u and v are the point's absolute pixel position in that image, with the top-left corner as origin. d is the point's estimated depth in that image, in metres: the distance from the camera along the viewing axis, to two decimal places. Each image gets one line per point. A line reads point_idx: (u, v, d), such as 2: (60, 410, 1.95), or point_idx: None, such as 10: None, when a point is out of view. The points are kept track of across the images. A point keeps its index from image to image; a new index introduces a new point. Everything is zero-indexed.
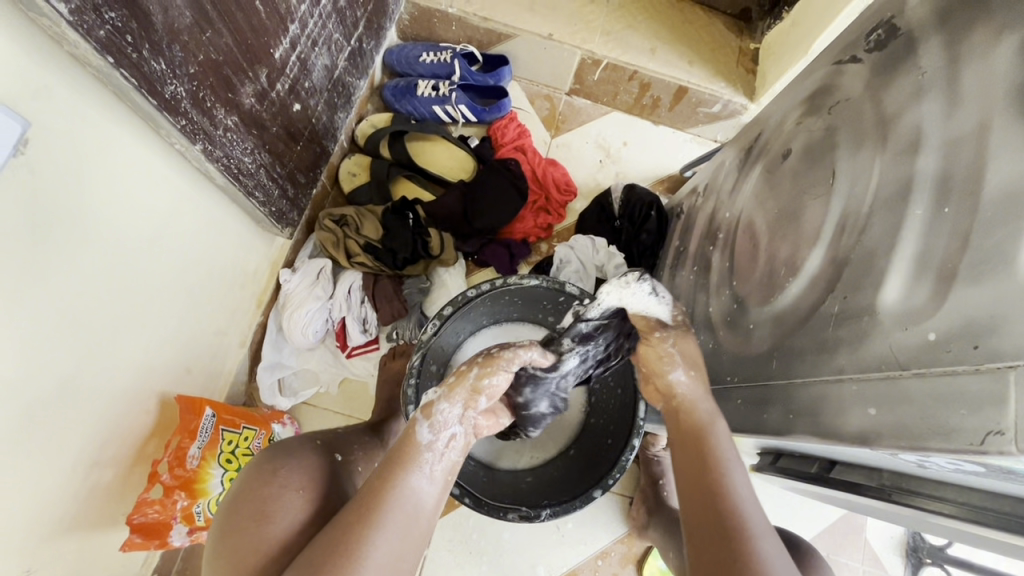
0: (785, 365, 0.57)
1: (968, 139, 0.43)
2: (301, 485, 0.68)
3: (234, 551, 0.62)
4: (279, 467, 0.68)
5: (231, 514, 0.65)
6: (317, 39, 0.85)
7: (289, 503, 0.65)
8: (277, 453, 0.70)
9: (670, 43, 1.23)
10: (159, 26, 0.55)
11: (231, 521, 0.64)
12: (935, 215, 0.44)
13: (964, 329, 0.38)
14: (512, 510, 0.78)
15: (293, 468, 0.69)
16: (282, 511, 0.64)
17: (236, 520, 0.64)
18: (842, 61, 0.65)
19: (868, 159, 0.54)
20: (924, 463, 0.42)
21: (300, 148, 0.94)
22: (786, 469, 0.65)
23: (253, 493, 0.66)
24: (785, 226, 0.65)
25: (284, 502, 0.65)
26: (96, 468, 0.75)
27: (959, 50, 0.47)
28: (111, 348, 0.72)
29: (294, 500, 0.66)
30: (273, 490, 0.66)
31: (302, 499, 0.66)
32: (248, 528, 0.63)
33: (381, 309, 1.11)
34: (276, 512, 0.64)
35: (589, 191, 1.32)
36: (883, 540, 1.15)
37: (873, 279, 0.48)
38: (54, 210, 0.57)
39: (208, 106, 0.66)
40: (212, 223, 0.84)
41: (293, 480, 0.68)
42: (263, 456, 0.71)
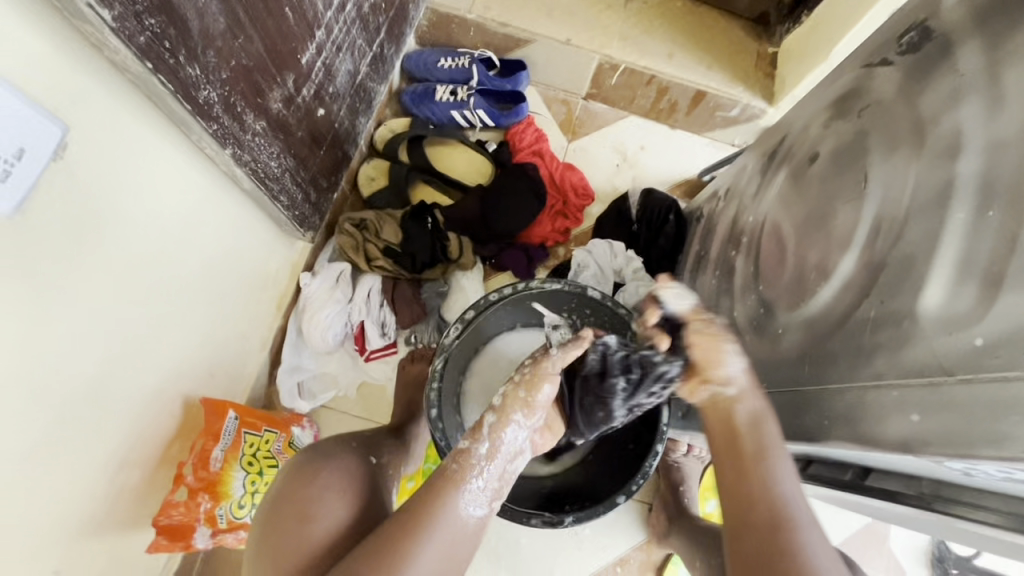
0: (817, 371, 0.56)
1: (1013, 142, 0.42)
2: (342, 486, 0.68)
3: (278, 551, 0.62)
4: (322, 469, 0.69)
5: (276, 513, 0.65)
6: (342, 44, 0.86)
7: (331, 506, 0.65)
8: (318, 455, 0.71)
9: (688, 48, 1.23)
10: (195, 32, 0.56)
11: (274, 520, 0.64)
12: (978, 218, 0.43)
13: (1013, 334, 0.38)
14: (536, 516, 0.78)
15: (333, 470, 0.69)
16: (323, 511, 0.65)
17: (280, 519, 0.64)
18: (872, 64, 0.65)
19: (903, 163, 0.53)
20: (971, 471, 0.41)
21: (323, 152, 0.95)
22: (818, 476, 0.63)
23: (296, 492, 0.66)
24: (816, 230, 0.64)
25: (326, 503, 0.65)
26: (123, 470, 0.75)
27: (1001, 53, 0.46)
28: (140, 351, 0.72)
29: (336, 500, 0.66)
30: (315, 490, 0.66)
31: (343, 500, 0.67)
32: (290, 528, 0.63)
33: (400, 313, 1.12)
34: (318, 513, 0.64)
35: (606, 196, 1.32)
36: (910, 553, 1.13)
37: (912, 283, 0.47)
38: (89, 214, 0.58)
39: (239, 110, 0.67)
40: (238, 227, 0.85)
41: (335, 481, 0.68)
42: (303, 459, 0.71)
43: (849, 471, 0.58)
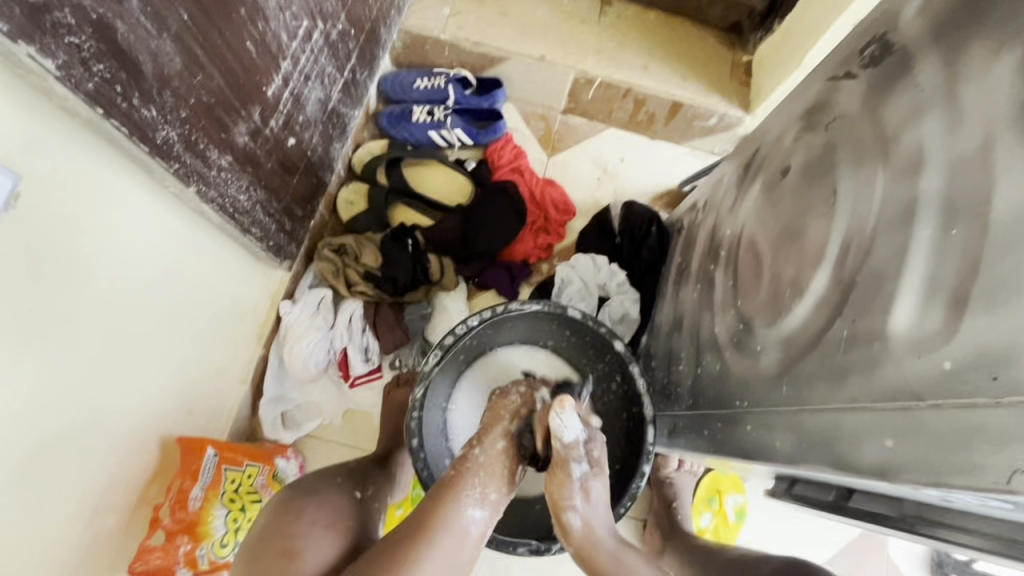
0: (795, 391, 0.55)
1: (971, 160, 0.42)
2: (328, 522, 0.67)
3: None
4: (308, 505, 0.68)
5: (260, 551, 0.63)
6: (310, 73, 0.85)
7: (319, 542, 0.64)
8: (304, 492, 0.70)
9: (664, 60, 1.23)
10: (149, 73, 0.55)
11: (257, 561, 0.62)
12: (943, 237, 0.43)
13: (982, 358, 0.37)
14: (522, 544, 0.77)
15: (317, 507, 0.68)
16: (312, 547, 0.63)
17: (265, 559, 0.62)
18: (837, 77, 0.64)
19: (869, 179, 0.53)
20: (948, 496, 0.40)
21: (296, 180, 0.94)
22: (802, 497, 0.62)
23: (280, 530, 0.64)
24: (789, 246, 0.64)
25: (313, 540, 0.64)
26: (98, 517, 0.73)
27: (957, 68, 0.46)
28: (111, 394, 0.71)
29: (324, 537, 0.65)
30: (301, 527, 0.64)
31: (331, 535, 0.65)
32: (277, 566, 0.61)
33: (383, 337, 1.11)
34: (304, 550, 0.62)
35: (588, 210, 1.31)
36: (909, 558, 1.12)
37: (882, 302, 0.47)
38: (46, 261, 0.56)
39: (201, 147, 0.66)
40: (210, 260, 0.83)
41: (320, 518, 0.67)
42: (285, 496, 0.70)
43: (832, 492, 0.57)
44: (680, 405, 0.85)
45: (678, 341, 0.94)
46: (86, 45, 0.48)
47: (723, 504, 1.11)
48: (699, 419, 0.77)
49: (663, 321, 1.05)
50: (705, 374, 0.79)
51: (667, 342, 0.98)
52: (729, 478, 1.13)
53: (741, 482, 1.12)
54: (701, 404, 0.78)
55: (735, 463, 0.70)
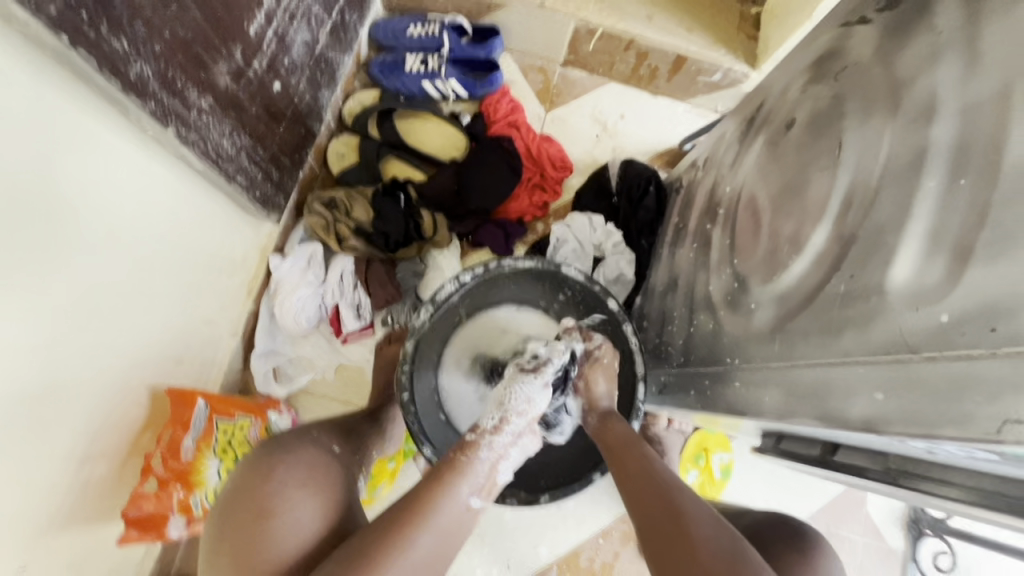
0: (788, 348, 0.55)
1: (988, 104, 0.40)
2: (306, 480, 0.66)
3: (241, 553, 0.59)
4: (281, 463, 0.67)
5: (234, 514, 0.62)
6: (295, 12, 0.80)
7: (296, 499, 0.64)
8: (274, 451, 0.69)
9: (669, 10, 1.18)
10: (117, 1, 0.52)
11: (234, 523, 0.62)
12: (951, 187, 0.41)
13: (981, 309, 0.36)
14: (512, 496, 0.79)
15: (289, 465, 0.67)
16: (287, 504, 0.63)
17: (240, 525, 0.61)
18: (850, 23, 0.61)
19: (878, 129, 0.51)
20: (934, 450, 0.40)
21: (283, 129, 0.90)
22: (788, 452, 0.63)
23: (253, 490, 0.64)
24: (790, 202, 0.62)
25: (287, 496, 0.63)
26: (87, 464, 0.74)
27: (979, 7, 0.43)
28: (98, 340, 0.70)
29: (298, 495, 0.64)
30: (276, 487, 0.64)
31: (308, 493, 0.65)
32: (252, 529, 0.61)
33: (374, 294, 1.09)
34: (279, 507, 0.62)
35: (585, 167, 1.28)
36: (884, 512, 1.15)
37: (883, 256, 0.46)
38: (17, 201, 0.54)
39: (179, 86, 0.63)
40: (191, 210, 0.81)
41: (298, 476, 0.66)
42: (258, 455, 0.69)
43: (818, 447, 0.57)
44: (670, 363, 0.86)
45: (671, 301, 0.93)
46: None
47: (709, 462, 1.14)
48: (690, 376, 0.77)
49: (657, 282, 1.04)
50: (698, 332, 0.78)
51: (661, 303, 0.98)
52: (717, 437, 1.15)
53: (728, 441, 1.15)
54: (692, 362, 0.77)
55: (722, 419, 0.71)
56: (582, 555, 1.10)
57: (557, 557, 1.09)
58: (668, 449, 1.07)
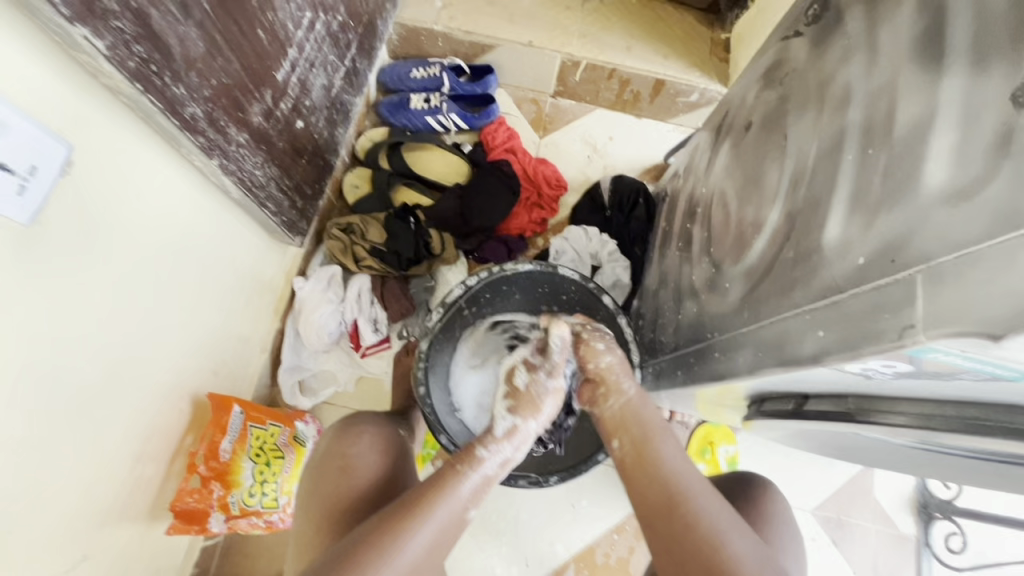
0: (755, 314, 0.62)
1: (885, 86, 0.49)
2: (380, 446, 0.80)
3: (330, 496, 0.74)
4: (363, 432, 0.81)
5: (327, 464, 0.77)
6: (314, 61, 0.93)
7: (365, 458, 0.78)
8: (361, 421, 0.83)
9: (645, 39, 1.31)
10: (177, 56, 0.63)
11: (324, 472, 0.77)
12: (863, 157, 0.49)
13: (885, 248, 0.43)
14: (522, 477, 0.84)
15: (370, 434, 0.81)
16: (364, 466, 0.77)
17: (330, 477, 0.76)
18: (789, 37, 0.71)
19: (812, 118, 0.60)
20: (867, 373, 0.46)
21: (305, 162, 1.02)
22: (770, 412, 0.68)
23: (339, 451, 0.78)
24: (752, 191, 0.71)
25: (367, 458, 0.78)
26: (139, 462, 0.82)
27: (878, 13, 0.53)
28: (149, 347, 0.79)
29: (375, 458, 0.78)
30: (356, 449, 0.78)
31: (378, 456, 0.79)
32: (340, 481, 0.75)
33: (390, 308, 1.18)
34: (358, 467, 0.76)
35: (579, 186, 1.39)
36: (892, 497, 1.18)
37: (819, 222, 0.54)
38: (89, 221, 0.64)
39: (222, 124, 0.74)
40: (230, 235, 0.92)
41: (371, 443, 0.80)
42: (347, 423, 0.83)
43: (792, 401, 0.63)
44: (665, 351, 0.92)
45: (663, 296, 1.01)
46: (129, 29, 0.55)
47: (714, 454, 1.18)
48: (681, 358, 0.84)
49: (650, 282, 1.12)
50: (685, 318, 0.86)
51: (656, 300, 1.05)
52: (722, 430, 1.20)
53: (733, 434, 1.19)
54: (682, 346, 0.84)
55: (712, 392, 0.76)
56: (598, 551, 1.13)
57: (574, 553, 1.13)
58: None
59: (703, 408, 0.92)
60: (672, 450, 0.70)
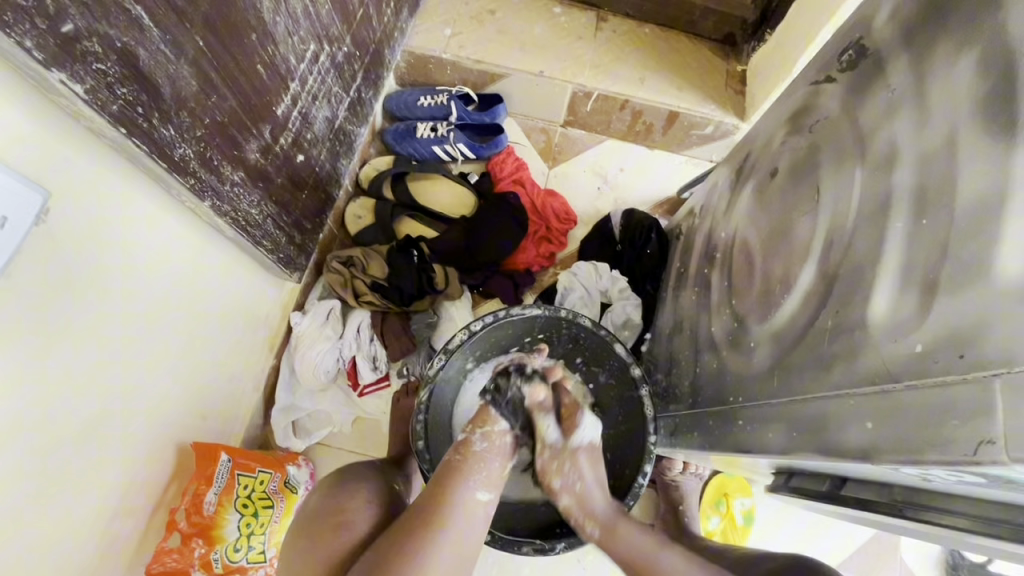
0: (786, 384, 0.57)
1: (940, 150, 0.44)
2: (376, 500, 0.74)
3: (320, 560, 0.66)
4: (359, 487, 0.75)
5: (316, 522, 0.69)
6: (318, 93, 0.90)
7: (360, 514, 0.71)
8: (354, 475, 0.77)
9: (658, 71, 1.27)
10: (167, 96, 0.60)
11: (313, 528, 0.69)
12: (915, 227, 0.45)
13: (947, 340, 0.39)
14: (527, 544, 0.78)
15: (366, 489, 0.75)
16: (358, 521, 0.70)
17: (317, 531, 0.68)
18: (819, 81, 0.66)
19: (850, 174, 0.55)
20: (926, 476, 0.41)
21: (306, 196, 0.98)
22: (801, 489, 0.63)
23: (332, 505, 0.71)
24: (779, 244, 0.66)
25: (363, 514, 0.71)
26: (117, 519, 0.77)
27: (925, 67, 0.48)
28: (133, 395, 0.75)
29: (368, 512, 0.71)
30: (352, 502, 0.72)
31: (374, 509, 0.72)
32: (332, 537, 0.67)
33: (390, 346, 1.12)
34: (353, 521, 0.69)
35: (589, 218, 1.34)
36: (921, 559, 1.11)
37: (862, 293, 0.49)
38: (68, 270, 0.60)
39: (215, 164, 0.71)
40: (223, 275, 0.87)
41: (366, 494, 0.74)
42: (338, 478, 0.77)
43: (828, 483, 0.58)
44: (681, 405, 0.87)
45: (678, 342, 0.95)
46: (112, 71, 0.53)
47: (730, 507, 1.11)
48: (698, 417, 0.78)
49: (663, 325, 1.06)
50: (703, 373, 0.80)
51: (669, 345, 0.99)
52: (737, 482, 1.13)
53: (748, 486, 1.12)
54: (700, 403, 0.79)
55: (737, 460, 0.70)
56: None
57: None
58: (687, 495, 1.06)
59: (721, 466, 0.85)
60: (670, 564, 0.70)
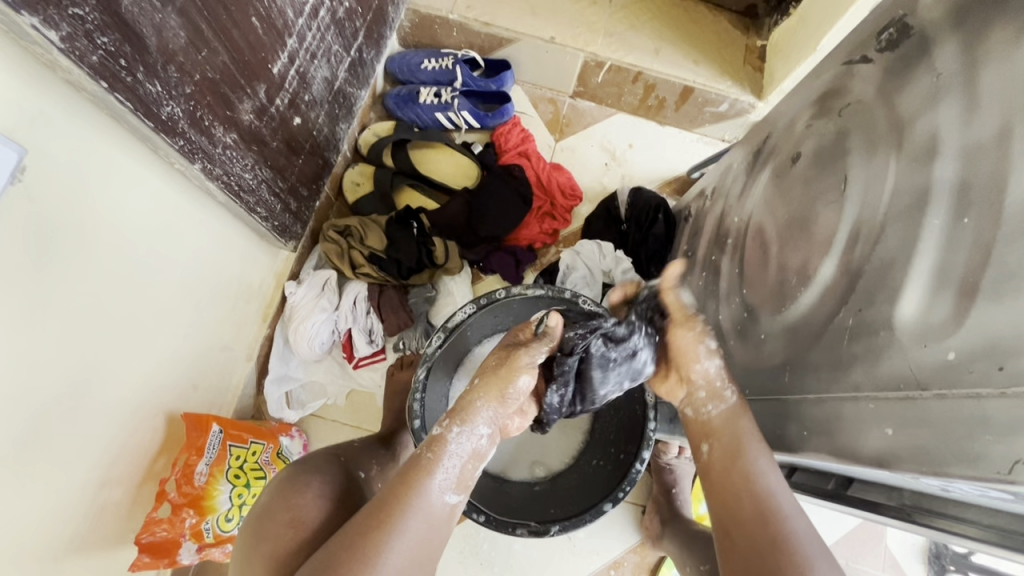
0: (798, 380, 0.55)
1: (988, 144, 0.41)
2: (332, 494, 0.70)
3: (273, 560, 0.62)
4: (312, 478, 0.71)
5: (267, 520, 0.65)
6: (316, 52, 0.84)
7: (318, 509, 0.67)
8: (302, 467, 0.73)
9: (674, 42, 1.21)
10: (153, 48, 0.55)
11: (263, 528, 0.64)
12: (954, 226, 0.42)
13: (986, 351, 0.37)
14: (521, 526, 0.77)
15: (318, 481, 0.71)
16: (313, 516, 0.66)
17: (269, 529, 0.64)
18: (852, 62, 0.62)
19: (882, 164, 0.52)
20: (947, 486, 0.41)
21: (302, 161, 0.94)
22: (803, 486, 0.62)
23: (285, 501, 0.67)
24: (796, 234, 0.62)
25: (316, 510, 0.67)
26: (104, 488, 0.76)
27: (977, 51, 0.44)
28: (121, 365, 0.72)
29: (322, 506, 0.68)
30: (305, 499, 0.67)
31: (330, 505, 0.69)
32: (281, 537, 0.63)
33: (386, 320, 1.10)
34: (305, 517, 0.65)
35: (595, 195, 1.30)
36: (905, 547, 1.13)
37: (888, 292, 0.46)
38: (47, 236, 0.57)
39: (206, 124, 0.66)
40: (211, 243, 0.83)
41: (321, 490, 0.70)
42: (289, 470, 0.73)
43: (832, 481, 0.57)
44: None
45: None
46: (91, 17, 0.48)
47: None
48: None
49: None
50: None
51: None
52: None
53: None
54: None
55: None
56: None
57: None
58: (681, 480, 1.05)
59: None
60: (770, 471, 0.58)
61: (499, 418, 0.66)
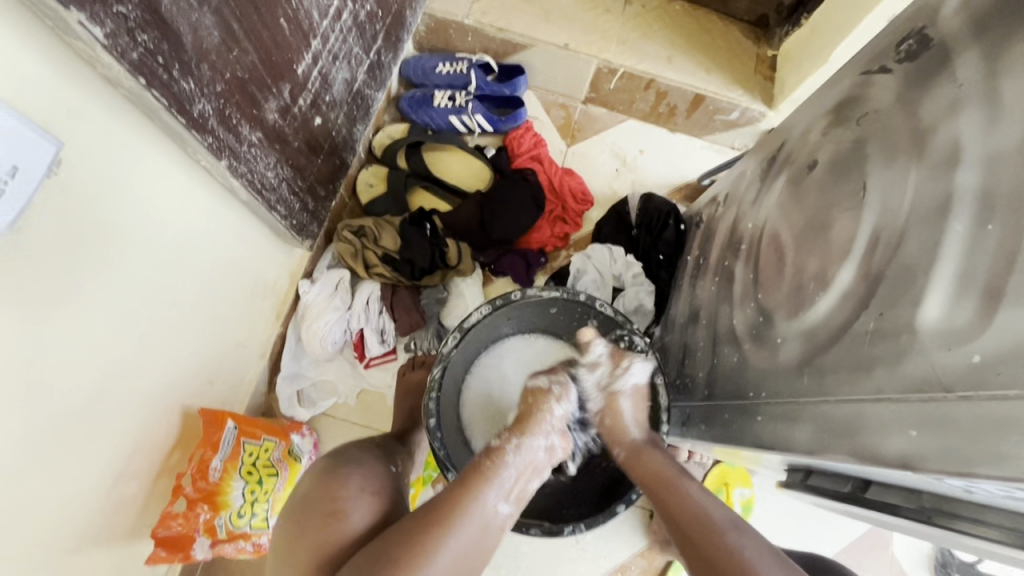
0: (817, 383, 0.56)
1: (1012, 153, 0.42)
2: (372, 488, 0.70)
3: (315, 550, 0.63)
4: (352, 472, 0.71)
5: (310, 509, 0.66)
6: (338, 53, 0.85)
7: (356, 503, 0.67)
8: (345, 460, 0.74)
9: (685, 51, 1.22)
10: (188, 46, 0.56)
11: (306, 518, 0.65)
12: (977, 232, 0.43)
13: (1012, 353, 0.38)
14: (535, 525, 0.78)
15: (361, 474, 0.71)
16: (353, 509, 0.66)
17: (311, 520, 0.65)
18: (870, 72, 0.63)
19: (902, 172, 0.53)
20: (971, 487, 0.41)
21: (320, 161, 0.95)
22: (818, 488, 0.62)
23: (328, 492, 0.68)
24: (813, 240, 0.63)
25: (357, 502, 0.67)
26: (121, 481, 0.76)
27: (999, 63, 0.46)
28: (141, 359, 0.73)
29: (362, 498, 0.68)
30: (346, 491, 0.68)
31: (369, 498, 0.68)
32: (324, 528, 0.64)
33: (399, 319, 1.11)
34: (346, 510, 0.66)
35: (605, 200, 1.31)
36: (913, 555, 1.13)
37: (910, 296, 0.47)
38: (79, 229, 0.57)
39: (234, 122, 0.67)
40: (232, 239, 0.84)
41: (362, 484, 0.70)
42: (328, 462, 0.74)
43: (848, 484, 0.57)
44: (696, 396, 0.86)
45: (693, 333, 0.94)
46: (132, 15, 0.49)
47: (729, 496, 1.12)
48: (713, 409, 0.78)
49: (677, 314, 1.05)
50: (721, 365, 0.79)
51: (683, 335, 0.98)
52: (738, 472, 1.13)
53: (749, 476, 1.13)
54: (717, 395, 0.78)
55: (748, 454, 0.70)
56: None
57: None
58: None
59: (725, 455, 0.84)
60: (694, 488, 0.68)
61: (553, 435, 0.73)
